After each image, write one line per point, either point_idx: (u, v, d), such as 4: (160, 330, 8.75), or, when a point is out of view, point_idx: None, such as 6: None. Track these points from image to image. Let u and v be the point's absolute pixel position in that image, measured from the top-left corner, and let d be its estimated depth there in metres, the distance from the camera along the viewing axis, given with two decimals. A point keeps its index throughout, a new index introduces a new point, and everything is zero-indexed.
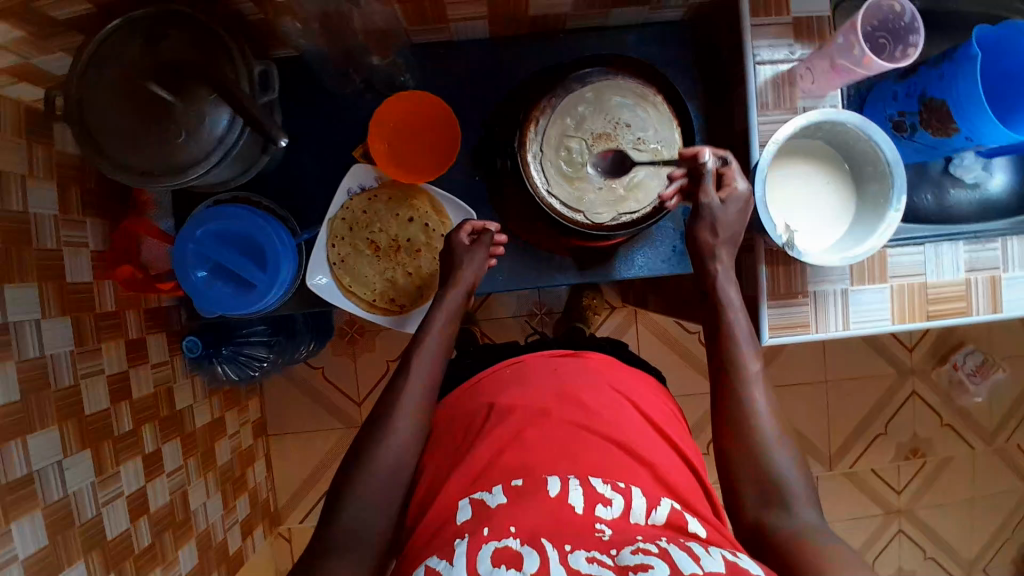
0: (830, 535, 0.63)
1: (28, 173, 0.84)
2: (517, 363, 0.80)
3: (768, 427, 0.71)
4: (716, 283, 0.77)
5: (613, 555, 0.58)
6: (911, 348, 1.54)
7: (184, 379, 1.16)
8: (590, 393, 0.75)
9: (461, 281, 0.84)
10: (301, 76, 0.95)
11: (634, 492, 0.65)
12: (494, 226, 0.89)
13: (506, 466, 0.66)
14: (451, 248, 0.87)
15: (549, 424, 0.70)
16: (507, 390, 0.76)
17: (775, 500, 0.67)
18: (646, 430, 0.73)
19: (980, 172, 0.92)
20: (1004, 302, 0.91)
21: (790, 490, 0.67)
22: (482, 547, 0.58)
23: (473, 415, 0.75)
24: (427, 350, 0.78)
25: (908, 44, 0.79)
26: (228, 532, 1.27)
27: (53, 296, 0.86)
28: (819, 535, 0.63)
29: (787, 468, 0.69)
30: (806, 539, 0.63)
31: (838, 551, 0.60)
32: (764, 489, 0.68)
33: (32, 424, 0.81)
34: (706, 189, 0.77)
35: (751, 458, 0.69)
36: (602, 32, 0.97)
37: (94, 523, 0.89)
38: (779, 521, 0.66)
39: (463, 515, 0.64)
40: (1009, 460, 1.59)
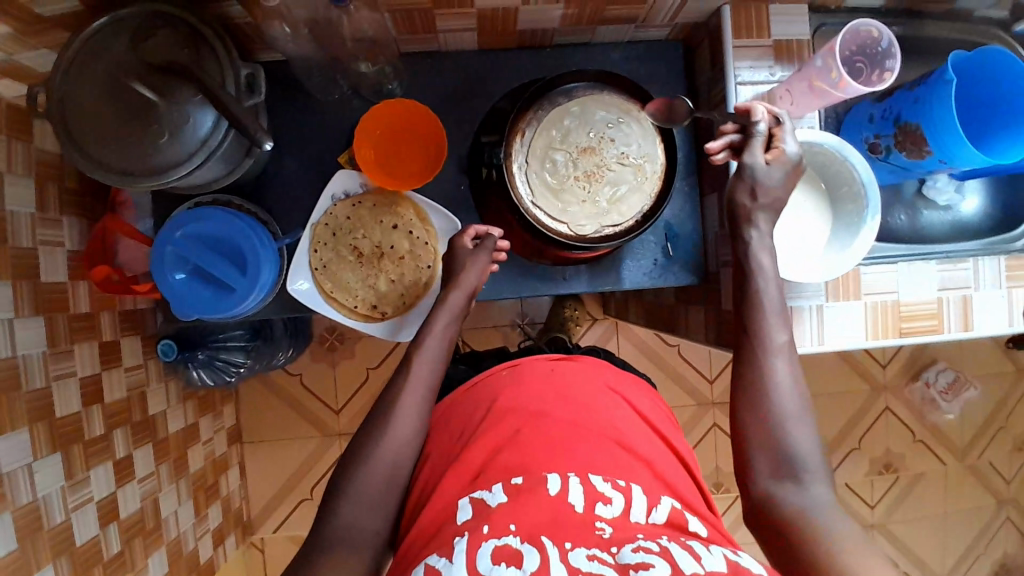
0: (838, 517, 0.67)
1: (6, 169, 0.82)
2: (515, 367, 0.80)
3: (789, 397, 0.73)
4: (749, 250, 0.77)
5: (613, 553, 0.57)
6: (884, 365, 1.57)
7: (157, 382, 1.14)
8: (582, 395, 0.75)
9: (462, 282, 0.85)
10: (289, 81, 0.95)
11: (634, 490, 0.65)
12: (498, 231, 0.91)
13: (504, 466, 0.66)
14: (453, 253, 0.89)
15: (545, 424, 0.71)
16: (497, 394, 0.75)
17: (787, 473, 0.70)
18: (639, 426, 0.75)
19: (952, 194, 0.95)
20: (974, 321, 0.94)
21: (806, 468, 0.70)
22: (482, 545, 0.58)
23: (463, 421, 0.76)
24: (425, 355, 0.80)
25: (884, 69, 0.81)
26: (199, 541, 1.24)
27: (27, 296, 0.85)
28: (826, 516, 0.67)
29: (805, 443, 0.72)
30: (811, 519, 0.67)
31: (843, 538, 0.64)
32: (779, 461, 0.71)
33: (3, 425, 0.79)
34: (753, 149, 0.76)
35: (769, 430, 0.72)
36: (588, 48, 0.98)
37: (63, 528, 0.87)
38: (789, 494, 0.69)
39: (463, 515, 0.63)
40: (980, 477, 1.62)
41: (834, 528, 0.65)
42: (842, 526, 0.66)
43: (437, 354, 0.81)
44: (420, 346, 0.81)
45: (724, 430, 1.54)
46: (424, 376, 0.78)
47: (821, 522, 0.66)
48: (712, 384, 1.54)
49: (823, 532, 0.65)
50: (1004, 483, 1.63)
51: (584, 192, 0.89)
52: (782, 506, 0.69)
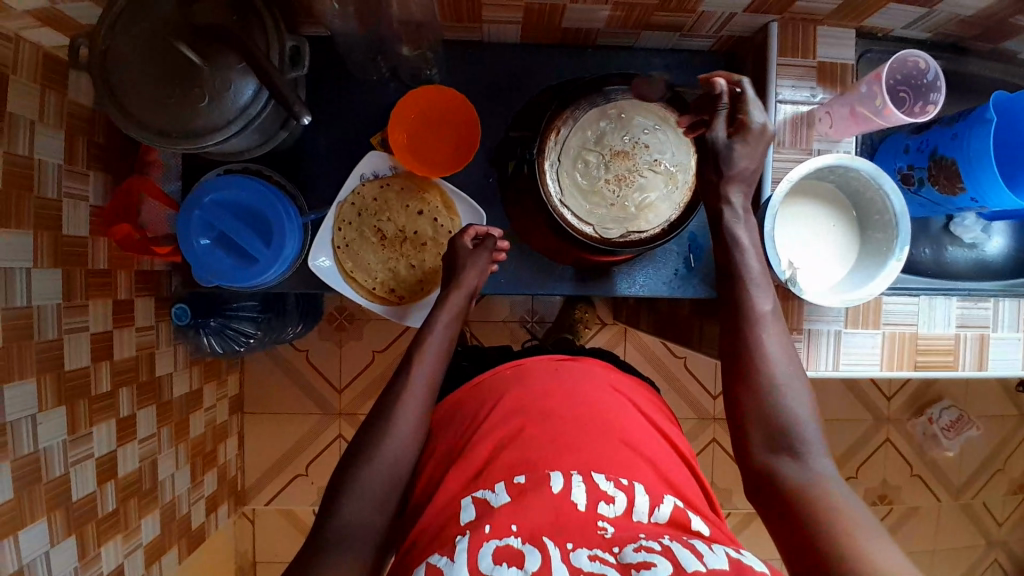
0: (837, 485, 0.66)
1: (38, 119, 0.82)
2: (517, 366, 0.80)
3: (779, 367, 0.73)
4: (725, 225, 0.81)
5: (615, 553, 0.59)
6: (889, 397, 1.57)
7: (166, 346, 1.14)
8: (590, 395, 0.74)
9: (463, 284, 0.85)
10: (329, 56, 0.95)
11: (637, 488, 0.65)
12: (497, 232, 0.92)
13: (507, 464, 0.66)
14: (453, 251, 0.88)
15: (549, 422, 0.70)
16: (506, 391, 0.75)
17: (784, 446, 0.70)
18: (645, 428, 0.74)
19: (978, 233, 0.95)
20: (990, 360, 0.94)
21: (802, 439, 0.69)
22: (483, 544, 0.58)
23: (472, 411, 0.76)
24: (428, 350, 0.80)
25: (927, 101, 0.81)
26: (192, 507, 1.24)
27: (48, 247, 0.85)
28: (826, 485, 0.66)
29: (801, 413, 0.71)
30: (809, 489, 0.66)
31: (842, 506, 0.64)
32: (773, 434, 0.70)
33: (11, 373, 0.79)
34: (715, 123, 0.82)
35: (763, 404, 0.71)
36: (630, 52, 0.98)
37: (61, 481, 0.87)
38: (787, 466, 0.69)
39: (466, 515, 0.63)
40: (974, 518, 1.62)
41: (835, 495, 0.65)
42: (843, 495, 0.65)
43: (441, 346, 0.81)
44: (424, 339, 0.81)
45: (723, 446, 1.54)
46: (426, 372, 0.78)
47: (823, 491, 0.65)
48: (716, 400, 1.54)
49: (824, 500, 0.64)
50: (996, 525, 1.63)
51: (613, 196, 0.88)
52: (781, 478, 0.68)
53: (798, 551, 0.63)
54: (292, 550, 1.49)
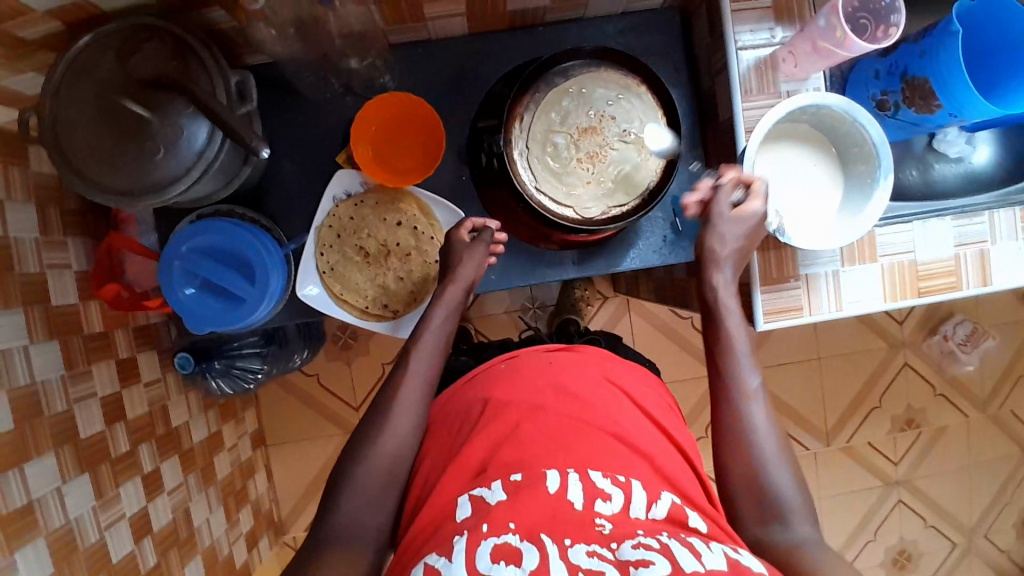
0: (827, 555, 0.65)
1: (6, 197, 0.82)
2: (512, 358, 0.81)
3: (765, 437, 0.73)
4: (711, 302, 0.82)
5: (613, 549, 0.57)
6: (902, 322, 1.56)
7: (177, 395, 1.14)
8: (582, 390, 0.75)
9: (459, 277, 0.85)
10: (281, 82, 0.93)
11: (634, 485, 0.65)
12: (495, 223, 0.90)
13: (504, 462, 0.66)
14: (449, 245, 0.88)
15: (544, 418, 0.70)
16: (498, 390, 0.75)
17: (771, 516, 0.69)
18: (642, 421, 0.75)
19: (964, 146, 0.93)
20: (993, 275, 0.92)
21: (788, 508, 0.69)
22: (481, 543, 0.57)
23: (468, 412, 0.75)
24: (422, 350, 0.80)
25: (889, 24, 0.79)
26: (233, 546, 1.26)
27: (40, 321, 0.85)
28: (816, 554, 0.65)
29: (790, 488, 0.70)
30: (797, 557, 0.65)
31: (832, 571, 0.62)
32: (760, 504, 0.70)
33: (28, 452, 0.80)
34: (716, 208, 0.81)
35: (753, 472, 0.71)
36: (581, 24, 0.96)
37: (98, 547, 0.88)
38: (774, 536, 0.68)
39: (463, 512, 0.63)
40: (1003, 426, 1.62)
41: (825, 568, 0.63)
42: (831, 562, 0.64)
43: (437, 344, 0.82)
44: (418, 340, 0.81)
45: None
46: (421, 375, 0.78)
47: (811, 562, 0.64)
48: None
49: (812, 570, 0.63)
50: None
51: (588, 173, 0.87)
52: (770, 548, 0.67)
53: None
54: None
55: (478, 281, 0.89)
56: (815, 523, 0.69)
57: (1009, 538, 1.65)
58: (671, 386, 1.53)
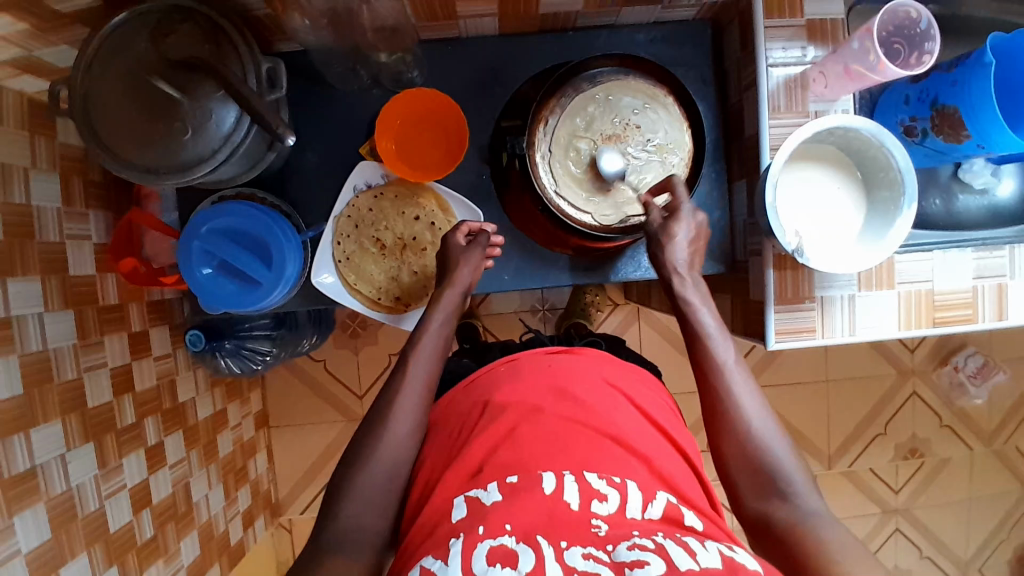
0: (829, 524, 0.64)
1: (31, 165, 0.83)
2: (511, 361, 0.81)
3: (756, 414, 0.73)
4: (686, 303, 0.80)
5: (609, 551, 0.57)
6: (912, 350, 1.55)
7: (186, 371, 1.16)
8: (584, 392, 0.75)
9: (457, 280, 0.85)
10: (309, 69, 0.94)
11: (629, 486, 0.65)
12: (490, 227, 0.91)
13: (501, 464, 0.66)
14: (447, 249, 0.88)
15: (544, 420, 0.71)
16: (502, 390, 0.76)
17: (772, 489, 0.69)
18: (642, 424, 0.75)
19: (988, 178, 0.92)
20: (1010, 310, 0.91)
21: (787, 481, 0.69)
22: (477, 546, 0.57)
23: (467, 415, 0.76)
24: (422, 355, 0.79)
25: (923, 51, 0.78)
26: (229, 524, 1.27)
27: (57, 289, 0.86)
28: (820, 526, 0.64)
29: (787, 459, 0.70)
30: (802, 529, 0.64)
31: (839, 543, 0.61)
32: (760, 478, 0.70)
33: (36, 418, 0.81)
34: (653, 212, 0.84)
35: (747, 447, 0.71)
36: (612, 30, 0.95)
37: (97, 516, 0.90)
38: (777, 508, 0.67)
39: (458, 513, 0.63)
40: (1008, 462, 1.60)
41: (829, 534, 0.63)
42: (835, 531, 0.63)
43: (435, 348, 0.80)
44: (417, 340, 0.81)
45: None
46: (419, 377, 0.78)
47: (816, 530, 0.64)
48: None
49: (816, 538, 0.63)
50: None
51: (609, 182, 0.87)
52: (774, 522, 0.67)
53: None
54: None
55: (475, 284, 0.89)
56: (817, 490, 0.69)
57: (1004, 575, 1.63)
58: (675, 398, 1.53)
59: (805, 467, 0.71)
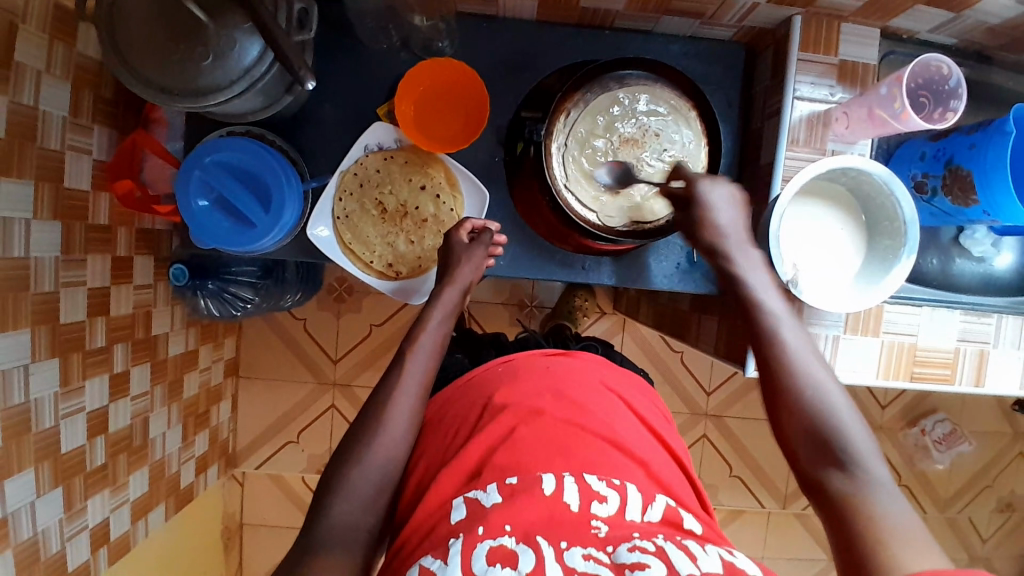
0: (895, 499, 0.61)
1: (44, 69, 0.81)
2: (510, 363, 0.80)
3: (814, 372, 0.70)
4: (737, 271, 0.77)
5: (609, 552, 0.57)
6: (884, 407, 1.56)
7: (163, 305, 1.14)
8: (580, 394, 0.75)
9: (458, 279, 0.85)
10: (341, 22, 0.93)
11: (629, 488, 0.65)
12: (494, 226, 0.92)
13: (499, 466, 0.65)
14: (448, 247, 0.88)
15: (541, 423, 0.70)
16: (495, 391, 0.75)
17: (831, 456, 0.65)
18: (640, 431, 0.75)
19: (987, 247, 0.93)
20: (988, 377, 0.92)
21: (849, 450, 0.65)
22: (477, 546, 0.57)
23: (465, 416, 0.75)
24: (420, 350, 0.79)
25: (947, 108, 0.80)
26: (182, 466, 1.26)
27: (48, 199, 0.84)
28: (881, 501, 0.61)
29: (851, 422, 0.67)
30: (859, 502, 0.61)
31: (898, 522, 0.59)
32: (818, 442, 0.66)
33: (6, 323, 0.79)
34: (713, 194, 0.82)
35: (804, 412, 0.68)
36: (647, 37, 0.96)
37: (50, 434, 0.88)
38: (835, 479, 0.64)
39: (457, 514, 0.62)
40: (959, 531, 1.62)
41: (891, 511, 0.60)
42: (898, 509, 0.60)
43: (432, 346, 0.80)
44: (416, 337, 0.80)
45: (713, 442, 1.55)
46: (417, 372, 0.77)
47: (873, 502, 0.61)
48: (709, 396, 1.55)
49: (873, 516, 0.60)
50: (979, 541, 1.63)
51: (619, 184, 0.87)
52: (830, 492, 0.64)
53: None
54: (282, 515, 1.52)
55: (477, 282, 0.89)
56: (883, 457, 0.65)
57: None
58: None
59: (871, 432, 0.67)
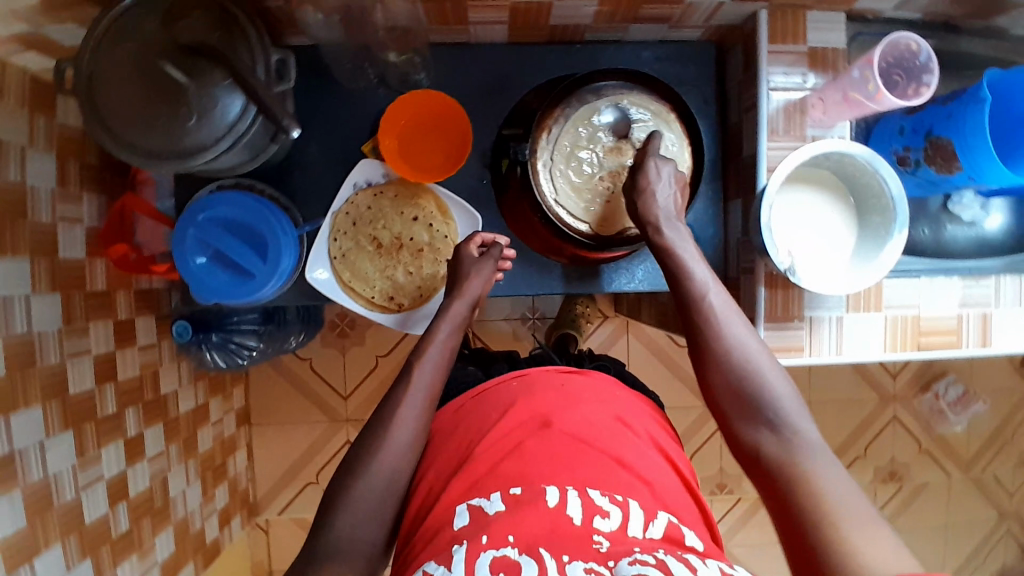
0: (819, 449, 0.65)
1: (28, 144, 0.82)
2: (522, 377, 0.81)
3: (738, 337, 0.74)
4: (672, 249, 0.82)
5: (611, 566, 0.56)
6: (895, 376, 1.57)
7: (170, 363, 1.14)
8: (587, 412, 0.75)
9: (467, 291, 0.86)
10: (317, 65, 0.94)
11: (631, 505, 0.64)
12: (505, 240, 0.93)
13: (503, 475, 0.67)
14: (459, 260, 0.90)
15: (547, 437, 0.70)
16: (508, 405, 0.75)
17: (759, 416, 0.70)
18: (653, 459, 0.74)
19: (977, 211, 0.95)
20: (994, 338, 0.93)
21: (776, 409, 0.69)
22: (481, 555, 0.57)
23: (472, 424, 0.75)
24: (427, 362, 0.79)
25: (920, 84, 0.81)
26: (205, 521, 1.25)
27: (45, 272, 0.85)
28: (808, 453, 0.65)
29: (773, 380, 0.72)
30: (789, 455, 0.66)
31: (823, 474, 0.63)
32: (746, 405, 0.71)
33: (16, 402, 0.79)
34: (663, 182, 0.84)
35: (732, 377, 0.72)
36: (618, 46, 0.97)
37: (72, 506, 0.87)
38: (765, 438, 0.68)
39: (460, 521, 0.63)
40: (985, 491, 1.63)
41: (814, 461, 0.64)
42: (821, 459, 0.64)
43: (438, 356, 0.80)
44: (424, 349, 0.81)
45: None
46: (424, 383, 0.77)
47: (800, 455, 0.65)
48: None
49: (799, 467, 0.64)
50: (1007, 497, 1.64)
51: (607, 193, 0.89)
52: (762, 451, 0.68)
53: (785, 527, 0.61)
54: None
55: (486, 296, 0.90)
56: (807, 412, 0.69)
57: None
58: None
59: (797, 392, 0.71)
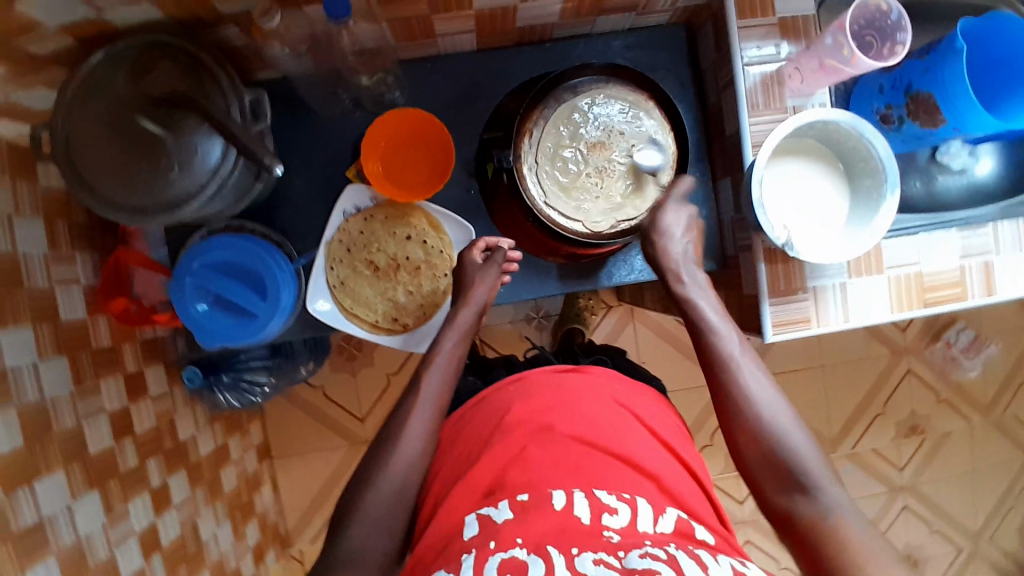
0: (853, 519, 0.65)
1: (14, 212, 0.81)
2: (519, 381, 0.81)
3: (766, 402, 0.74)
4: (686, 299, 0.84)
5: (620, 557, 0.56)
6: (904, 329, 1.57)
7: (184, 408, 1.14)
8: (590, 410, 0.75)
9: (473, 299, 0.86)
10: (291, 97, 0.94)
11: (639, 501, 0.65)
12: (507, 243, 0.93)
13: (511, 484, 0.67)
14: (464, 267, 0.90)
15: (551, 441, 0.71)
16: (509, 408, 0.76)
17: (793, 484, 0.69)
18: (658, 450, 0.75)
19: (966, 158, 0.94)
20: (997, 285, 0.93)
21: (809, 476, 0.68)
22: (490, 558, 0.57)
23: (479, 433, 0.76)
24: (436, 370, 0.80)
25: (895, 42, 0.80)
26: (240, 559, 1.26)
27: (49, 337, 0.85)
28: (845, 522, 0.65)
29: (802, 444, 0.71)
30: (826, 524, 0.65)
31: (864, 547, 0.62)
32: (780, 473, 0.70)
33: (38, 470, 0.79)
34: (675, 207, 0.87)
35: (763, 444, 0.71)
36: (589, 40, 0.97)
37: (108, 564, 0.88)
38: (800, 506, 0.68)
39: (469, 531, 0.63)
40: (1008, 432, 1.63)
41: (851, 532, 0.64)
42: (859, 530, 0.64)
43: (445, 367, 0.81)
44: (430, 359, 0.82)
45: None
46: (431, 394, 0.78)
47: (837, 525, 0.65)
48: None
49: (840, 540, 0.63)
50: None
51: (597, 188, 0.88)
52: (797, 519, 0.67)
53: None
54: None
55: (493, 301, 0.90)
56: (836, 478, 0.69)
57: (1015, 542, 1.65)
58: (677, 396, 1.54)
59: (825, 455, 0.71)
